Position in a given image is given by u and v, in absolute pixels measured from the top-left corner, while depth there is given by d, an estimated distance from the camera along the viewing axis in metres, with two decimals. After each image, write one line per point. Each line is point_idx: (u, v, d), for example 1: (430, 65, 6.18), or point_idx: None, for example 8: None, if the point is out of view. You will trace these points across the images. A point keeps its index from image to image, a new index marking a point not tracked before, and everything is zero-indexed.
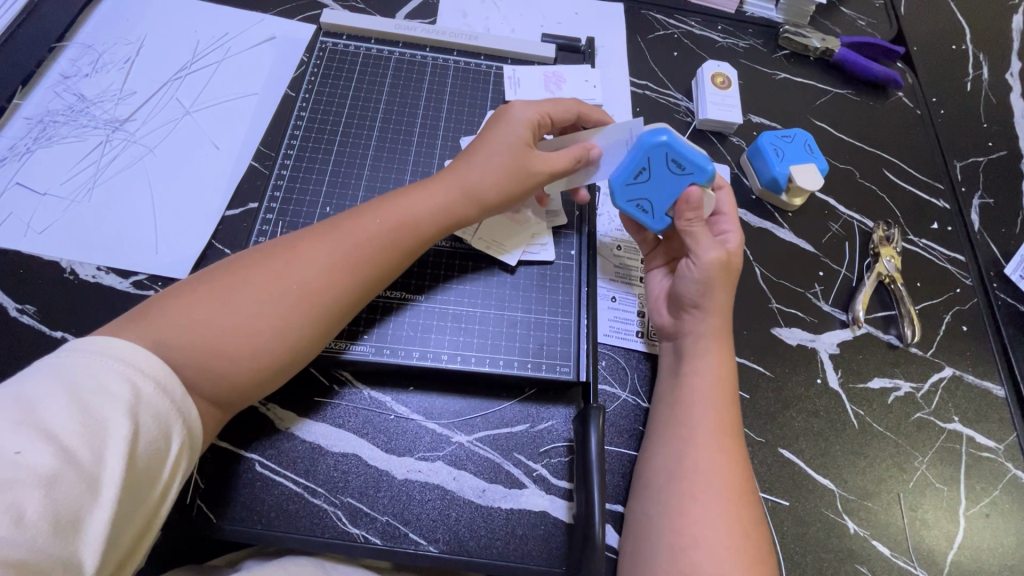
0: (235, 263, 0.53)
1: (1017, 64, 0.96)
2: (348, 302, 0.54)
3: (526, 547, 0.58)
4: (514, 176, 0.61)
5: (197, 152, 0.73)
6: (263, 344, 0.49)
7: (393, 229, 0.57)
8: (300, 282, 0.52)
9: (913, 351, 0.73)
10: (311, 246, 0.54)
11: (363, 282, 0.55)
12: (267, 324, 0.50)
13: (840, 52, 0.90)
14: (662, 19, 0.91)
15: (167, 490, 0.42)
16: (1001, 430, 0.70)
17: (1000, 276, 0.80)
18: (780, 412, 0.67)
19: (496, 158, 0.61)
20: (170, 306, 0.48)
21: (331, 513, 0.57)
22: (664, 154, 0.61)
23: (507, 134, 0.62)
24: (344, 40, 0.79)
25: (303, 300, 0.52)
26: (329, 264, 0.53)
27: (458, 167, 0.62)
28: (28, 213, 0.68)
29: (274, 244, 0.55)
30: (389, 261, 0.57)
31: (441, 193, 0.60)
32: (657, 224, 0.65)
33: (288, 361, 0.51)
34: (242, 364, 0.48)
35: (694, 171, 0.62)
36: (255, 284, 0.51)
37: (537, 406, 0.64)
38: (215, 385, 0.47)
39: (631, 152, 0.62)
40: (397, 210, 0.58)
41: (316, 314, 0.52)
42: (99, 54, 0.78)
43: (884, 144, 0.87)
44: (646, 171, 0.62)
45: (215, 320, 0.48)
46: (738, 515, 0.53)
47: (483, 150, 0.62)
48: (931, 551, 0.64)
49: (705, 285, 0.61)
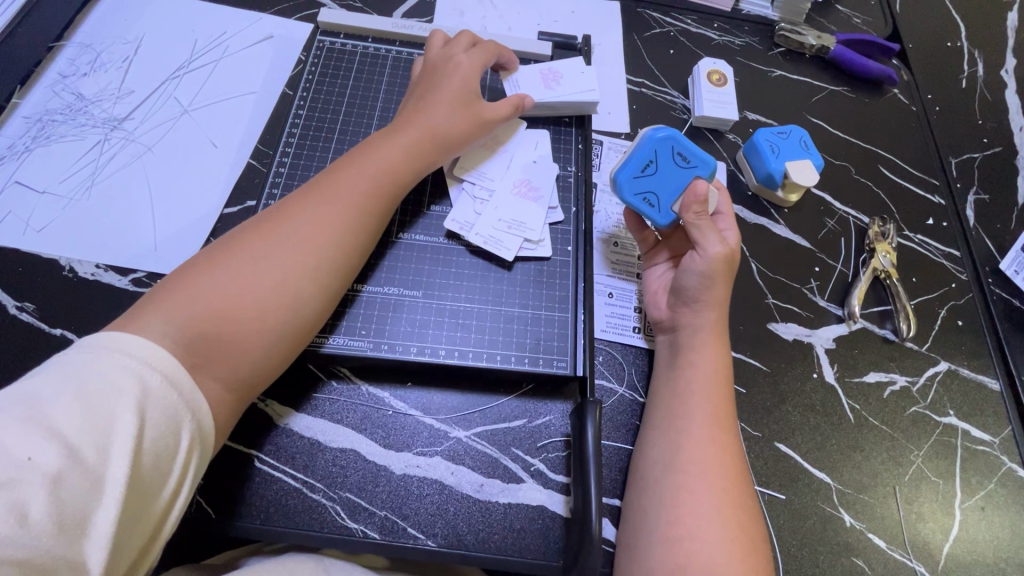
0: (225, 239, 0.54)
1: (1011, 61, 0.97)
2: (344, 245, 0.56)
3: (524, 541, 0.58)
4: (470, 121, 0.67)
5: (195, 150, 0.74)
6: (269, 299, 0.51)
7: (373, 177, 0.59)
8: (290, 233, 0.54)
9: (909, 345, 0.73)
10: (294, 204, 0.56)
11: (354, 229, 0.57)
12: (269, 276, 0.51)
13: (835, 49, 0.90)
14: (658, 17, 0.92)
15: (178, 485, 0.43)
16: (996, 424, 0.71)
17: (995, 271, 0.80)
18: (776, 407, 0.68)
19: (450, 107, 0.66)
20: (173, 287, 0.49)
21: (329, 508, 0.57)
22: (670, 147, 0.65)
23: (453, 82, 0.67)
24: (341, 39, 0.80)
25: (297, 248, 0.53)
26: (317, 216, 0.55)
27: (415, 118, 0.65)
28: (27, 212, 0.68)
29: (258, 216, 0.56)
30: (375, 207, 0.59)
31: (409, 143, 0.63)
32: (662, 218, 0.66)
33: (300, 307, 0.53)
34: (251, 324, 0.50)
35: (696, 164, 0.66)
36: (249, 248, 0.52)
37: (535, 401, 0.64)
38: (230, 350, 0.48)
39: (639, 146, 0.66)
40: (374, 163, 0.60)
41: (315, 259, 0.54)
42: (97, 54, 0.79)
43: (880, 141, 0.87)
44: (653, 164, 0.65)
45: (219, 285, 0.49)
46: (735, 507, 0.54)
47: (434, 97, 0.66)
48: (927, 544, 0.64)
49: (708, 280, 0.61)
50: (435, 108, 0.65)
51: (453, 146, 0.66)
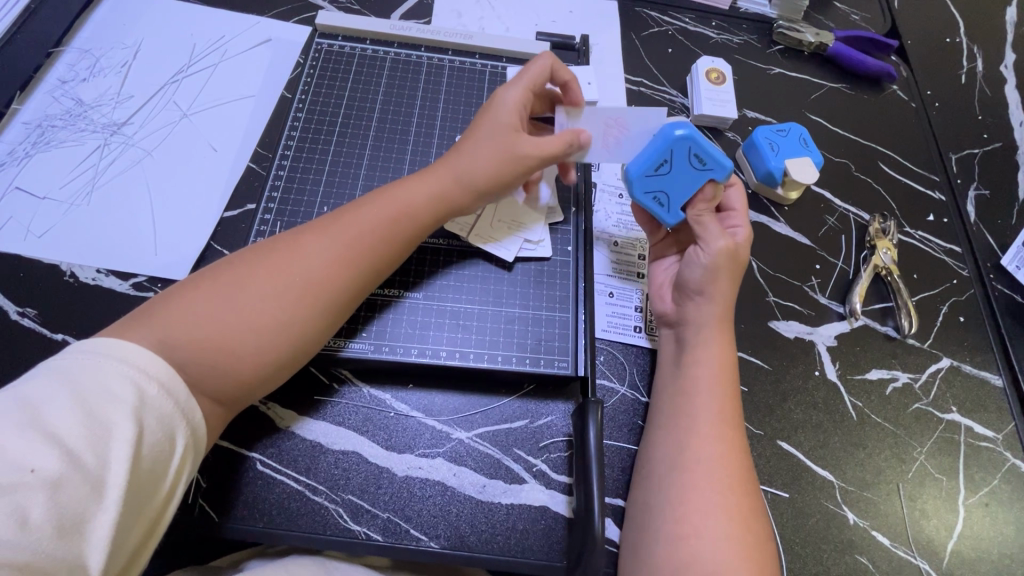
0: (239, 258, 0.53)
1: (1010, 57, 0.97)
2: (350, 293, 0.55)
3: (527, 541, 0.58)
4: (506, 161, 0.61)
5: (195, 154, 0.74)
6: (267, 335, 0.50)
7: (390, 219, 0.58)
8: (301, 274, 0.52)
9: (911, 342, 0.73)
10: (312, 239, 0.55)
11: (364, 274, 0.56)
12: (271, 316, 0.50)
13: (833, 47, 0.90)
14: (656, 16, 0.92)
15: (171, 493, 0.43)
16: (999, 420, 0.70)
17: (997, 267, 0.80)
18: (778, 404, 0.68)
19: (487, 145, 0.61)
20: (175, 304, 0.48)
21: (332, 510, 0.57)
22: (687, 147, 0.63)
23: (494, 122, 0.62)
24: (339, 41, 0.80)
25: (305, 291, 0.52)
26: (331, 256, 0.54)
27: (451, 156, 0.62)
28: (27, 217, 0.68)
29: (275, 239, 0.55)
30: (388, 252, 0.57)
31: (434, 183, 0.61)
32: (669, 218, 0.66)
33: (296, 353, 0.52)
34: (246, 357, 0.49)
35: (713, 168, 0.63)
36: (258, 276, 0.51)
37: (536, 401, 0.64)
38: (220, 382, 0.47)
39: (655, 144, 0.64)
40: (395, 204, 0.59)
41: (319, 305, 0.53)
42: (96, 59, 0.79)
43: (879, 137, 0.87)
44: (667, 164, 0.64)
45: (219, 313, 0.48)
46: (737, 506, 0.53)
47: (474, 137, 0.62)
48: (931, 541, 0.64)
49: (711, 272, 0.62)
50: (474, 147, 0.61)
51: (484, 191, 0.62)
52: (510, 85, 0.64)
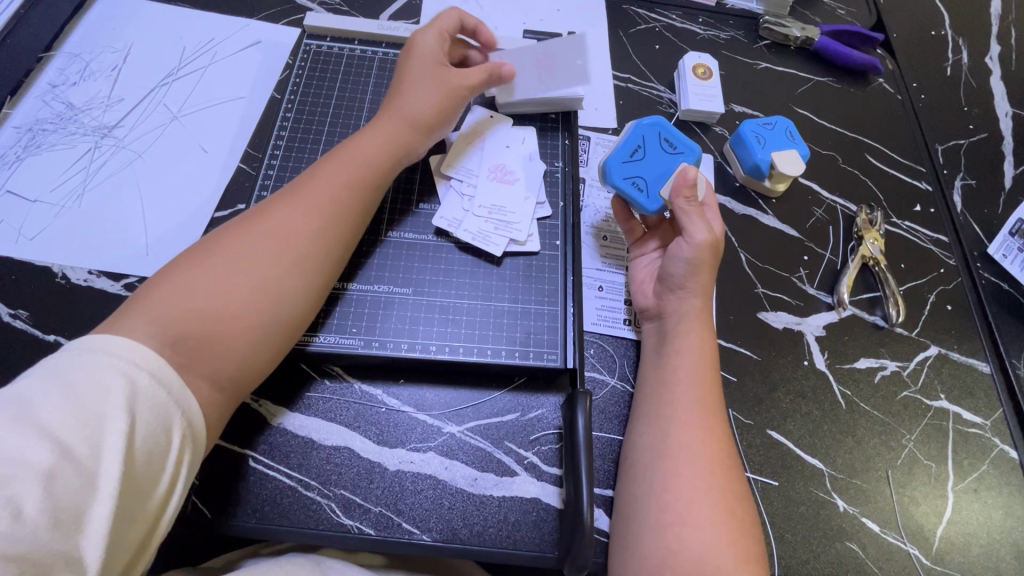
0: (203, 242, 0.54)
1: (995, 49, 0.98)
2: (324, 243, 0.57)
3: (519, 533, 0.58)
4: (442, 95, 0.67)
5: (185, 154, 0.74)
6: (251, 296, 0.51)
7: (349, 171, 0.60)
8: (269, 235, 0.54)
9: (899, 331, 0.74)
10: (275, 205, 0.57)
11: (333, 222, 0.58)
12: (249, 276, 0.52)
13: (819, 41, 0.91)
14: (643, 13, 0.92)
15: (171, 486, 0.43)
16: (987, 407, 0.71)
17: (984, 256, 0.81)
18: (767, 395, 0.68)
19: (422, 83, 0.67)
20: (153, 292, 0.49)
21: (324, 505, 0.58)
22: (658, 134, 0.69)
23: (423, 63, 0.68)
24: (328, 42, 0.80)
25: (278, 250, 0.54)
26: (299, 215, 0.56)
27: (395, 105, 0.66)
28: (18, 221, 0.68)
29: (236, 219, 0.57)
30: (356, 201, 0.60)
31: (387, 133, 0.64)
32: (651, 204, 0.67)
33: (285, 308, 0.53)
34: (233, 321, 0.50)
35: (684, 151, 0.69)
36: (228, 247, 0.53)
37: (527, 394, 0.65)
38: (217, 347, 0.48)
39: (628, 134, 0.69)
40: (355, 162, 0.61)
41: (295, 258, 0.54)
42: (86, 63, 0.79)
43: (866, 130, 0.88)
44: (641, 150, 0.69)
45: (200, 286, 0.50)
46: (724, 492, 0.54)
47: (409, 85, 0.67)
48: (920, 527, 0.64)
49: (693, 267, 0.62)
50: (414, 90, 0.66)
51: (427, 130, 0.66)
52: (425, 28, 0.70)
